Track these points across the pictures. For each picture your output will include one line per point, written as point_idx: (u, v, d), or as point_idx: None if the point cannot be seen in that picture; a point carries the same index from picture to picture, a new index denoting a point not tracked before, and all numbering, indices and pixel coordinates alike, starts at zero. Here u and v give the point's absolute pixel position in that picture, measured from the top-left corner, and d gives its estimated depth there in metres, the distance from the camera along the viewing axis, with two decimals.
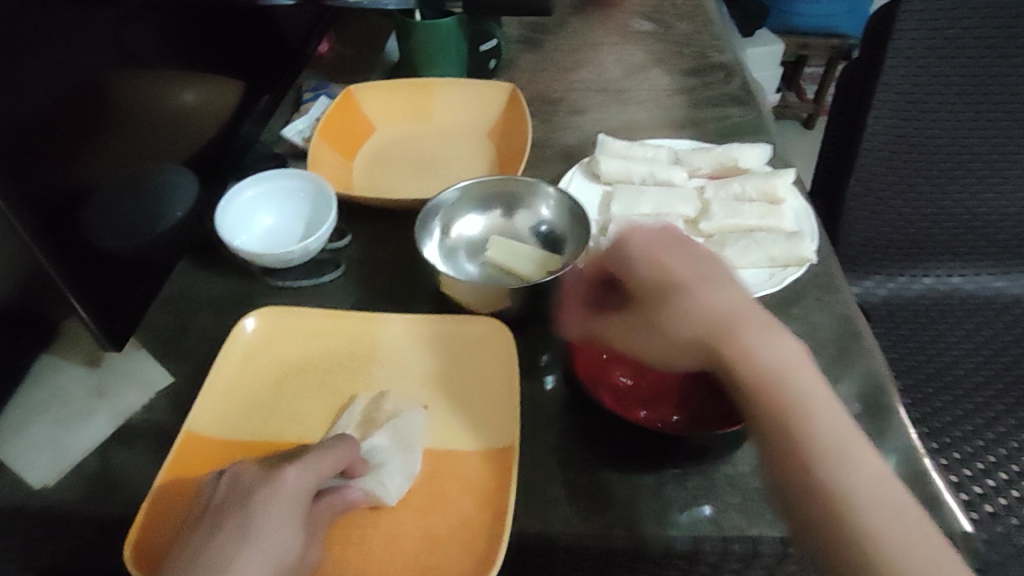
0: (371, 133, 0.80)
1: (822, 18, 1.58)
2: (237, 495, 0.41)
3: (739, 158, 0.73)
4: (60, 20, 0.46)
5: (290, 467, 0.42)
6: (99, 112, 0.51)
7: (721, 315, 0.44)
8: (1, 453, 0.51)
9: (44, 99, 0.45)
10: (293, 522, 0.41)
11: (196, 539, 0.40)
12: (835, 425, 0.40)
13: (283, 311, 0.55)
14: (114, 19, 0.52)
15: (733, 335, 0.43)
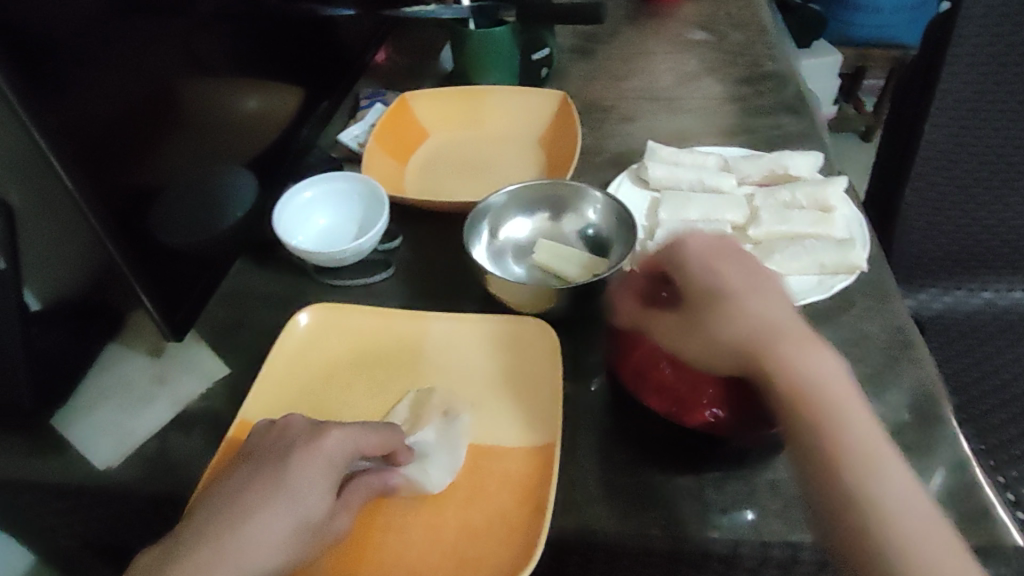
0: (424, 139, 0.82)
1: (883, 30, 1.54)
2: (280, 447, 0.43)
3: (790, 166, 0.72)
4: (139, 28, 0.50)
5: (334, 432, 0.43)
6: (170, 111, 0.54)
7: (762, 322, 0.44)
8: (70, 435, 0.53)
9: (124, 98, 0.49)
10: (329, 484, 0.42)
11: (236, 487, 0.41)
12: (856, 431, 0.40)
13: (338, 309, 0.57)
14: (185, 27, 0.55)
15: (776, 345, 0.43)
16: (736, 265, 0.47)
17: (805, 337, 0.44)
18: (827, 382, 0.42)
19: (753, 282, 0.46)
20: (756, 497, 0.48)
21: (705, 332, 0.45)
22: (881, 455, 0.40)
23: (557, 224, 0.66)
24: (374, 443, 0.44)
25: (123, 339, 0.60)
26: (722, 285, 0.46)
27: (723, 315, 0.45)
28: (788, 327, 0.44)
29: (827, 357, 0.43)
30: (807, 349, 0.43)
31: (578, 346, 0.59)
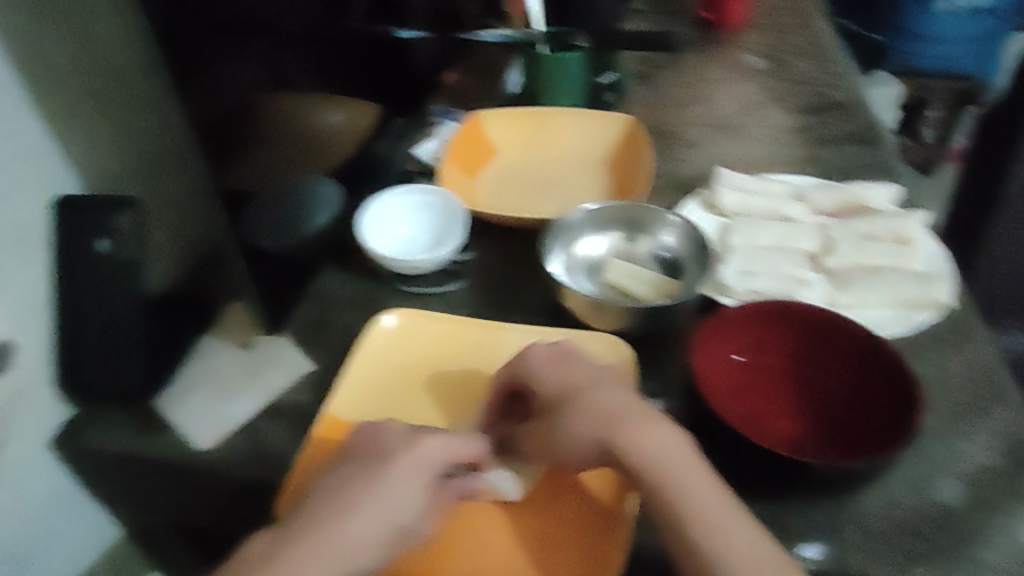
0: (495, 157, 0.83)
1: (947, 61, 1.53)
2: (380, 453, 0.43)
3: (868, 199, 0.72)
4: (227, 46, 0.51)
5: (435, 438, 0.43)
6: (258, 121, 0.56)
7: (606, 413, 0.45)
8: (167, 419, 0.57)
9: (216, 107, 0.50)
10: (425, 492, 0.42)
11: (336, 483, 0.42)
12: (742, 537, 0.40)
13: (421, 315, 0.59)
14: (275, 45, 0.56)
15: (618, 429, 0.44)
16: (573, 366, 0.49)
17: (641, 416, 0.45)
18: (670, 463, 0.42)
19: (595, 379, 0.48)
20: (837, 530, 0.47)
21: (556, 432, 0.46)
22: (716, 526, 0.40)
23: (632, 244, 0.66)
24: (472, 452, 0.44)
25: (214, 331, 0.65)
26: (563, 386, 0.48)
27: (581, 406, 0.46)
28: (633, 412, 0.45)
29: (667, 436, 0.44)
30: (645, 426, 0.44)
31: (656, 365, 0.59)
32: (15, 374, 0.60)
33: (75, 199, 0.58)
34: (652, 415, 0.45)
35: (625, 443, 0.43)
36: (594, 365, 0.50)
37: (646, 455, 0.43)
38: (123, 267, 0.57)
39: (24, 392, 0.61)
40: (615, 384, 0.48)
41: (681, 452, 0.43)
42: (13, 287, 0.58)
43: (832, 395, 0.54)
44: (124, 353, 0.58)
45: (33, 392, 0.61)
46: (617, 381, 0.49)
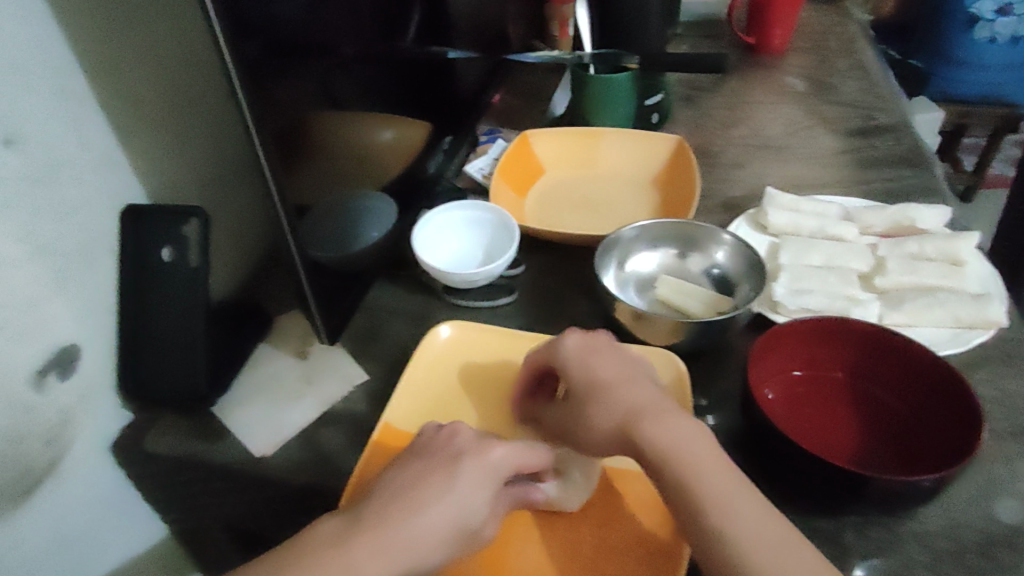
0: (543, 175, 0.84)
1: (990, 87, 1.52)
2: (450, 452, 0.44)
3: (917, 218, 0.72)
4: (295, 63, 0.53)
5: (497, 447, 0.44)
6: (318, 134, 0.58)
7: (629, 405, 0.46)
8: (226, 424, 0.57)
9: (283, 118, 0.52)
10: (489, 492, 0.43)
11: (407, 477, 0.42)
12: (759, 529, 0.39)
13: (476, 328, 0.60)
14: (332, 64, 0.59)
15: (638, 419, 0.45)
16: (605, 359, 0.49)
17: (666, 407, 0.45)
18: (680, 446, 0.43)
19: (626, 372, 0.48)
20: (900, 547, 0.47)
21: (579, 428, 0.47)
22: (723, 499, 0.40)
23: (682, 261, 0.67)
24: (532, 462, 0.45)
25: (271, 340, 0.64)
26: (591, 377, 0.48)
27: (603, 400, 0.47)
28: (657, 405, 0.45)
29: (692, 429, 0.44)
30: (669, 418, 0.44)
31: (707, 383, 0.59)
32: (82, 378, 0.54)
33: (140, 206, 0.55)
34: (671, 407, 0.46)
35: (644, 433, 0.44)
36: (627, 360, 0.50)
37: (662, 441, 0.43)
38: (189, 275, 0.56)
39: (92, 395, 0.55)
40: (646, 378, 0.48)
41: (704, 444, 0.43)
42: (86, 286, 0.53)
43: (895, 414, 0.53)
44: (186, 363, 0.56)
45: (98, 396, 0.56)
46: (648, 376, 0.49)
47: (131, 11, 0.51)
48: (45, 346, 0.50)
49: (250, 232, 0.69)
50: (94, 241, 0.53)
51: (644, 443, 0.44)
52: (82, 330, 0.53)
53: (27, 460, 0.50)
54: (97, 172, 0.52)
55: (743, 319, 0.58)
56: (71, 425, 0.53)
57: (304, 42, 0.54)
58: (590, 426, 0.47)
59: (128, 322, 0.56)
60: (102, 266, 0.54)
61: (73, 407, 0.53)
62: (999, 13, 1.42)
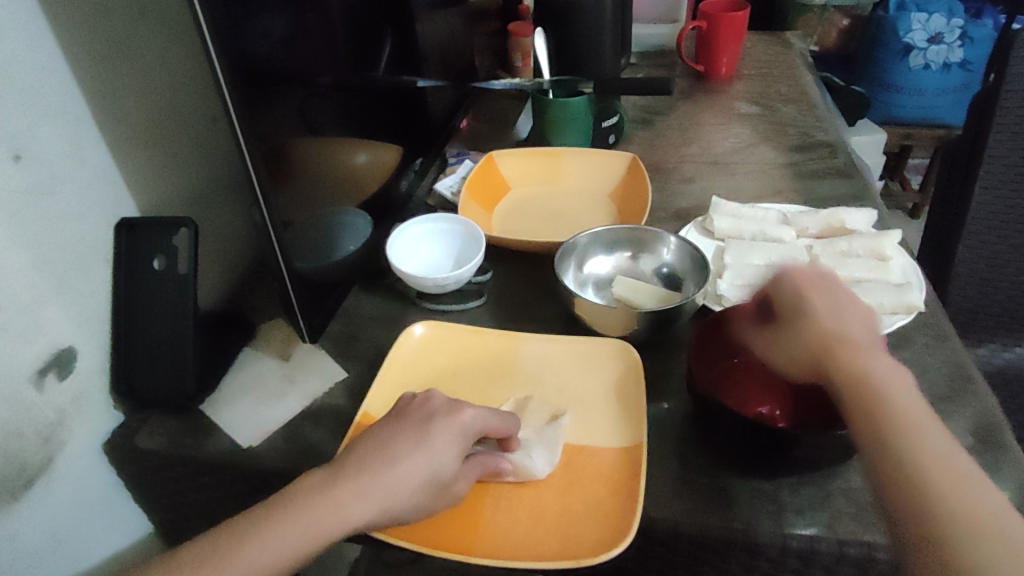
0: (507, 192, 0.91)
1: (928, 111, 1.64)
2: (422, 415, 0.49)
3: (846, 219, 0.79)
4: (277, 94, 0.59)
5: (468, 410, 0.50)
6: (300, 155, 0.64)
7: (840, 336, 0.48)
8: (214, 418, 0.60)
9: (270, 138, 0.59)
10: (459, 449, 0.48)
11: (385, 435, 0.48)
12: (943, 445, 0.42)
13: (446, 326, 0.65)
14: (310, 93, 0.65)
15: (835, 351, 0.47)
16: (832, 289, 0.52)
17: (871, 347, 0.48)
18: (883, 383, 0.45)
19: (833, 307, 0.51)
20: (831, 501, 0.52)
21: (790, 342, 0.51)
22: (916, 421, 0.43)
23: (635, 263, 0.73)
24: (500, 426, 0.51)
25: (255, 344, 0.68)
26: (801, 300, 0.52)
27: (855, 351, 0.47)
28: (861, 342, 0.48)
29: (893, 366, 0.46)
30: (868, 353, 0.47)
31: (659, 368, 0.65)
32: (78, 378, 0.57)
33: (131, 219, 0.59)
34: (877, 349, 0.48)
35: (844, 360, 0.47)
36: (855, 297, 0.52)
37: (860, 372, 0.46)
38: (179, 282, 0.60)
39: (86, 397, 0.58)
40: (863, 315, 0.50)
41: (898, 379, 0.45)
42: (83, 293, 0.56)
43: None
44: (174, 368, 0.60)
45: (92, 399, 0.58)
46: (865, 314, 0.51)
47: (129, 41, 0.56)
48: (42, 347, 0.53)
49: (230, 248, 0.72)
50: (90, 251, 0.56)
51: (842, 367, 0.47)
52: (78, 335, 0.56)
53: (25, 455, 0.52)
54: (89, 188, 0.55)
55: (690, 309, 0.63)
56: (66, 425, 0.56)
57: (286, 70, 0.60)
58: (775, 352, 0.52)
59: (119, 331, 0.59)
60: (97, 274, 0.57)
61: (68, 407, 0.56)
62: (930, 42, 1.54)
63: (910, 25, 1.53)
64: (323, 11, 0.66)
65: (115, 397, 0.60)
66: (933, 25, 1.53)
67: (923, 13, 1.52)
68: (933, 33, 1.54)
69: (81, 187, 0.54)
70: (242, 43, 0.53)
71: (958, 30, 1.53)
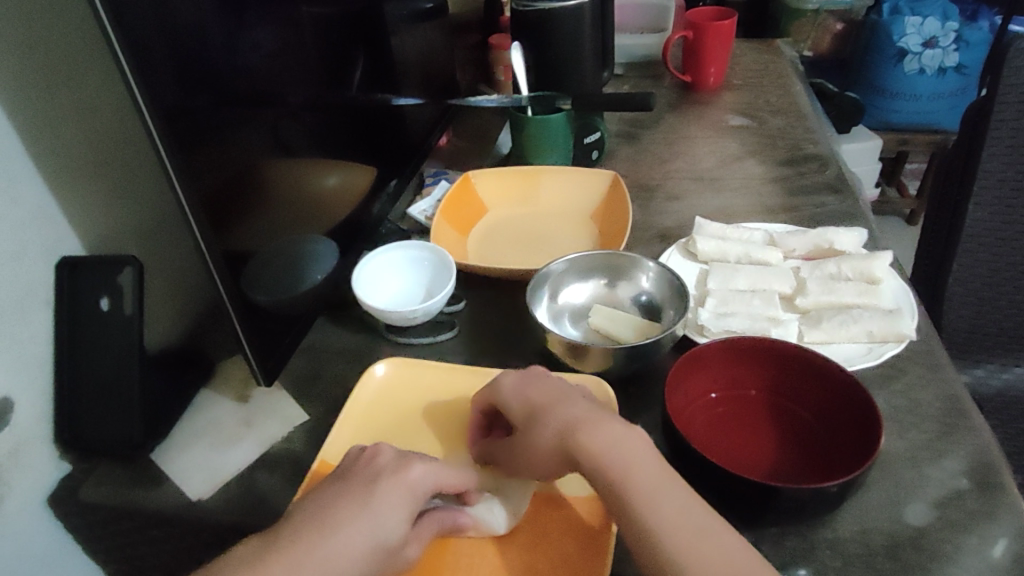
0: (485, 214, 0.88)
1: (923, 116, 1.60)
2: (369, 475, 0.46)
3: (835, 241, 0.76)
4: (238, 120, 0.56)
5: (418, 465, 0.47)
6: (253, 190, 0.59)
7: (564, 424, 0.48)
8: (166, 464, 0.58)
9: (216, 179, 0.53)
10: (408, 512, 0.45)
11: (326, 498, 0.45)
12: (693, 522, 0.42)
13: (410, 364, 0.62)
14: (277, 115, 0.62)
15: (574, 435, 0.47)
16: (539, 386, 0.51)
17: (598, 421, 0.47)
18: (615, 450, 0.45)
19: (550, 396, 0.50)
20: (816, 555, 0.49)
21: (523, 451, 0.49)
22: (654, 495, 0.43)
23: (613, 290, 0.70)
24: (453, 480, 0.48)
25: (214, 384, 0.66)
26: (529, 402, 0.50)
27: (585, 429, 0.47)
28: (589, 418, 0.48)
29: (629, 437, 0.46)
30: (603, 428, 0.47)
31: (637, 405, 0.62)
32: (15, 430, 0.54)
33: (74, 258, 0.57)
34: (606, 418, 0.47)
35: (581, 446, 0.46)
36: (557, 383, 0.52)
37: (594, 454, 0.45)
38: (124, 324, 0.57)
39: (26, 449, 0.55)
40: (577, 396, 0.51)
41: (644, 456, 0.45)
42: (18, 341, 0.54)
43: (810, 428, 0.56)
44: (122, 412, 0.57)
45: (32, 449, 0.56)
46: (571, 393, 0.51)
47: (64, 77, 0.54)
48: None
49: (189, 282, 0.70)
50: (26, 296, 0.54)
51: (584, 456, 0.46)
52: (16, 383, 0.54)
53: None
54: (20, 230, 0.53)
55: (669, 342, 0.60)
56: (4, 481, 0.54)
57: (238, 99, 0.55)
58: (524, 453, 0.49)
59: (63, 376, 0.57)
60: (37, 319, 0.55)
61: (4, 460, 0.54)
62: (924, 46, 1.51)
63: (904, 29, 1.50)
64: (293, 28, 0.63)
65: (60, 447, 0.58)
66: (927, 29, 1.49)
67: (917, 17, 1.49)
68: (928, 37, 1.50)
69: (11, 227, 0.52)
70: (194, 67, 0.49)
71: (952, 33, 1.50)
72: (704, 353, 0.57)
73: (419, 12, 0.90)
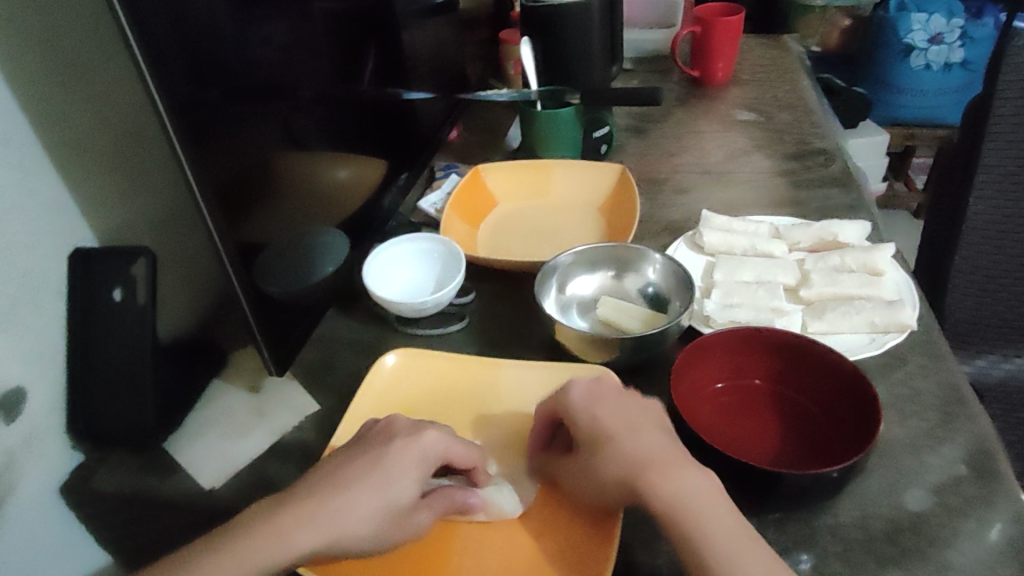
0: (494, 208, 0.89)
1: (930, 111, 1.61)
2: (383, 439, 0.50)
3: (839, 233, 0.77)
4: (250, 114, 0.57)
5: (431, 432, 0.50)
6: (264, 182, 0.61)
7: (634, 459, 0.46)
8: (180, 455, 0.60)
9: (229, 171, 0.55)
10: (419, 473, 0.48)
11: (343, 459, 0.49)
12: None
13: (420, 353, 0.64)
14: (288, 109, 0.63)
15: (644, 475, 0.45)
16: (611, 407, 0.50)
17: (672, 461, 0.45)
18: (690, 495, 0.44)
19: (626, 423, 0.48)
20: (816, 539, 0.50)
21: (591, 478, 0.47)
22: (728, 549, 0.42)
23: (619, 282, 0.72)
24: (463, 454, 0.51)
25: (226, 374, 0.68)
26: (600, 428, 0.49)
27: (660, 468, 0.45)
28: (660, 456, 0.46)
29: (702, 483, 0.44)
30: (675, 470, 0.45)
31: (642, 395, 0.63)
32: (28, 419, 0.56)
33: (87, 249, 0.59)
34: (683, 463, 0.46)
35: (651, 487, 0.44)
36: (637, 407, 0.50)
37: (668, 497, 0.44)
38: (139, 314, 0.59)
39: (39, 439, 0.57)
40: (651, 425, 0.49)
41: (716, 504, 0.44)
42: (31, 332, 0.56)
43: (812, 416, 0.57)
44: (134, 402, 0.59)
45: (47, 439, 0.58)
46: (647, 423, 0.49)
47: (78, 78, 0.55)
48: None
49: (202, 273, 0.71)
50: (39, 287, 0.56)
51: (653, 498, 0.44)
52: (30, 373, 0.56)
53: None
54: (35, 224, 0.55)
55: (674, 332, 0.61)
56: (15, 468, 0.55)
57: (250, 93, 0.57)
58: (592, 479, 0.47)
59: (75, 366, 0.59)
60: (51, 309, 0.57)
61: (19, 448, 0.55)
62: (930, 42, 1.51)
63: (911, 25, 1.50)
64: (303, 24, 0.65)
65: (73, 435, 0.60)
66: (933, 25, 1.49)
67: (924, 14, 1.49)
68: (934, 34, 1.50)
69: (29, 220, 0.54)
70: (206, 62, 0.51)
71: (958, 30, 1.49)
72: (707, 342, 0.58)
73: (429, 8, 0.92)
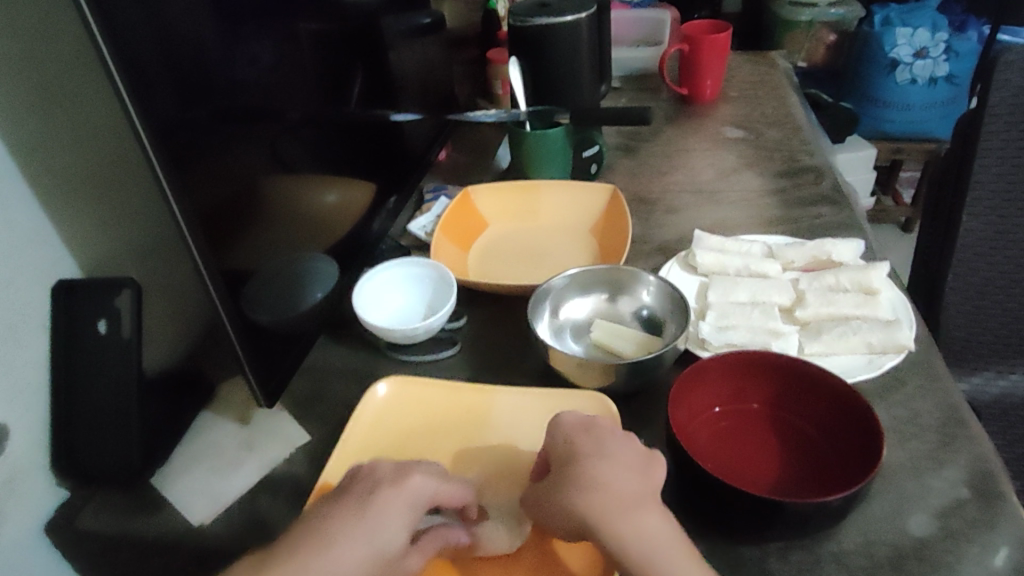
0: (484, 229, 0.88)
1: (917, 125, 1.62)
2: (368, 486, 0.48)
3: (832, 252, 0.76)
4: (236, 136, 0.56)
5: (418, 474, 0.49)
6: (252, 206, 0.59)
7: (602, 492, 0.46)
8: (168, 491, 0.59)
9: (213, 195, 0.53)
10: (408, 519, 0.47)
11: (326, 509, 0.48)
12: None
13: (411, 382, 0.62)
14: (275, 131, 0.62)
15: (611, 518, 0.44)
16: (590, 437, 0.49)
17: (640, 505, 0.46)
18: (650, 546, 0.44)
19: (603, 450, 0.48)
20: (820, 568, 0.49)
21: (549, 500, 0.47)
22: None
23: (613, 305, 0.71)
24: (454, 492, 0.49)
25: (214, 408, 0.67)
26: (573, 452, 0.48)
27: (633, 513, 0.45)
28: (630, 499, 0.45)
29: (664, 532, 0.45)
30: (640, 515, 0.45)
31: (638, 420, 0.62)
32: (7, 461, 0.54)
33: (72, 280, 0.57)
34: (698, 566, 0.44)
35: (615, 532, 0.44)
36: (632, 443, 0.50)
37: (631, 544, 0.44)
38: (123, 347, 0.58)
39: (22, 478, 0.55)
40: (629, 458, 0.49)
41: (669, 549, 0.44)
42: (14, 369, 0.53)
43: (811, 440, 0.57)
44: (119, 441, 0.58)
45: (29, 477, 0.55)
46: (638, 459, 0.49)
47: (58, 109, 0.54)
48: None
49: (186, 304, 0.70)
50: (21, 322, 0.54)
51: (614, 541, 0.44)
52: (9, 410, 0.53)
53: None
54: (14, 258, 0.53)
55: (670, 356, 0.60)
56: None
57: (238, 113, 0.56)
58: (548, 507, 0.47)
59: (55, 404, 0.57)
60: (32, 345, 0.55)
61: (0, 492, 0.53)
62: (915, 57, 1.52)
63: (895, 40, 1.51)
64: (290, 46, 0.64)
65: (56, 475, 0.57)
66: (917, 40, 1.51)
67: (908, 28, 1.50)
68: (919, 48, 1.51)
69: (4, 254, 0.52)
70: (189, 83, 0.50)
71: (942, 44, 1.50)
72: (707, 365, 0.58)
73: (417, 28, 0.91)
